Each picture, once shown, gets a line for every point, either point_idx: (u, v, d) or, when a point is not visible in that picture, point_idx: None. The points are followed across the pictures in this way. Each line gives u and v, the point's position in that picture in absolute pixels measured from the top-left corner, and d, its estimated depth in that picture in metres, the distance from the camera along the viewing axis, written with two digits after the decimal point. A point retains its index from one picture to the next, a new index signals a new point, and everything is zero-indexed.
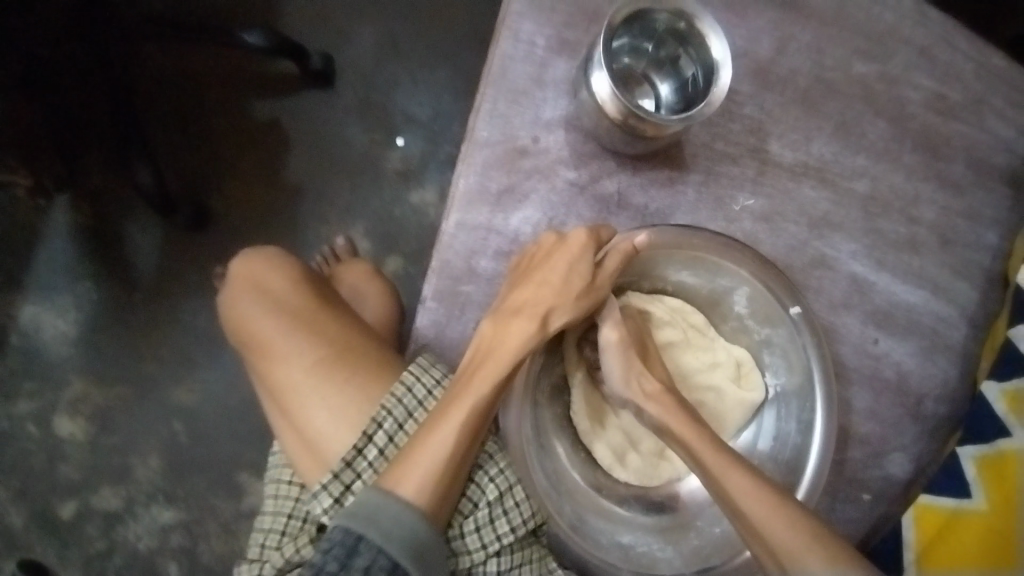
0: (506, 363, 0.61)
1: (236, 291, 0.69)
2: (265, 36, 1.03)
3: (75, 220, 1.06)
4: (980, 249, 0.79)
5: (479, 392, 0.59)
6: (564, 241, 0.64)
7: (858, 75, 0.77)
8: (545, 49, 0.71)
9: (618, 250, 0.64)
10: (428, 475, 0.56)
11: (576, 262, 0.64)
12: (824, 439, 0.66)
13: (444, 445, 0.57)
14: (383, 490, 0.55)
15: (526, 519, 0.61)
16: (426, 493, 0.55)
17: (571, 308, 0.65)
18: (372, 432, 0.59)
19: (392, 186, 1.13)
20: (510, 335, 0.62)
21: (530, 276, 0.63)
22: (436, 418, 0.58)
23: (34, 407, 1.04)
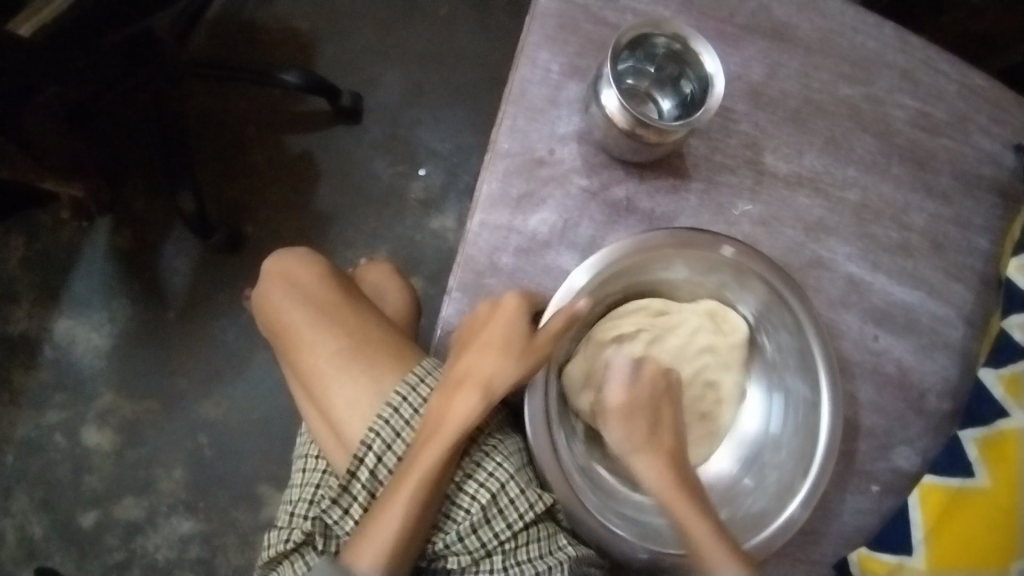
0: (453, 435, 0.63)
1: (269, 286, 0.76)
2: (301, 76, 1.13)
3: (113, 241, 1.13)
4: (970, 254, 0.85)
5: (428, 463, 0.62)
6: (500, 309, 0.67)
7: (845, 96, 0.85)
8: (559, 73, 0.79)
9: (552, 317, 0.66)
10: (382, 549, 0.61)
11: (509, 334, 0.66)
12: (830, 432, 0.69)
13: (395, 522, 0.61)
14: (344, 563, 0.61)
15: (525, 510, 0.65)
16: (382, 564, 0.61)
17: (516, 368, 0.66)
18: (363, 455, 0.65)
19: (414, 212, 1.20)
20: (456, 407, 0.64)
21: (472, 348, 0.67)
22: (390, 492, 0.62)
23: (63, 417, 1.08)
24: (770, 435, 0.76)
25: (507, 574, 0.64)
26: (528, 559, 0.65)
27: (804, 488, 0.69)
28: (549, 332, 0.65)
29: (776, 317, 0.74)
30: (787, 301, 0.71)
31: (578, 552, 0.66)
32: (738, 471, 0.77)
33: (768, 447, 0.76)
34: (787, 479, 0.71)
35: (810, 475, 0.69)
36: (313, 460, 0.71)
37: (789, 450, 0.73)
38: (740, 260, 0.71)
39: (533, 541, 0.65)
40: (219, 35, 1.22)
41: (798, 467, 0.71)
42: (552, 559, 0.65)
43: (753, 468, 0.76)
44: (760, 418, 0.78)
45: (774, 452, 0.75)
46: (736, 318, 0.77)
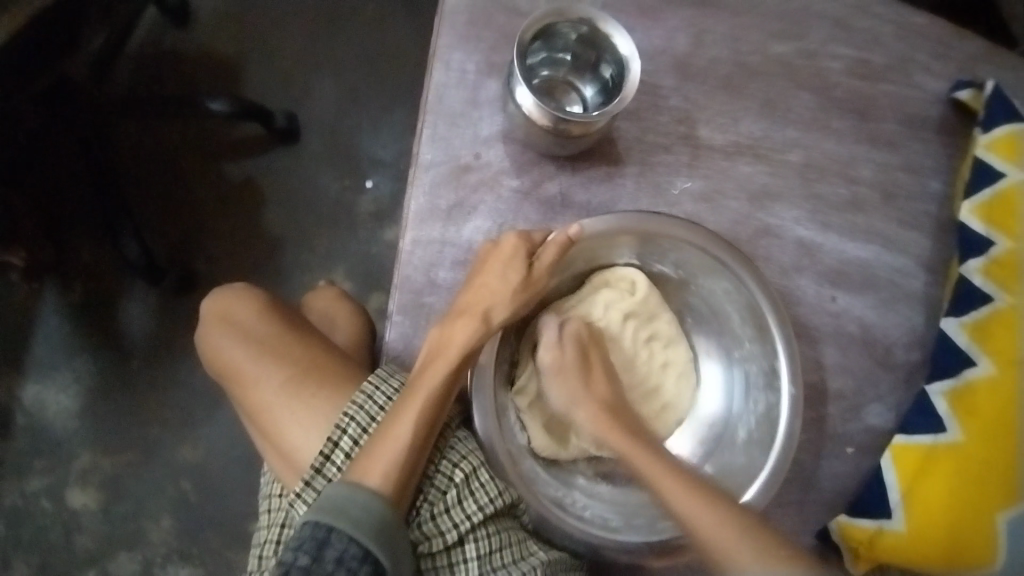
0: (457, 360, 0.64)
1: (210, 328, 0.72)
2: (229, 102, 1.10)
3: (65, 301, 1.11)
4: (919, 200, 0.83)
5: (434, 384, 0.62)
6: (501, 246, 0.67)
7: (775, 56, 0.82)
8: (475, 74, 0.76)
9: (554, 243, 0.67)
10: (393, 468, 0.59)
11: (510, 263, 0.67)
12: (790, 387, 0.67)
13: (401, 442, 0.59)
14: (350, 482, 0.58)
15: (494, 498, 0.63)
16: (392, 483, 0.58)
17: (513, 300, 0.67)
18: (337, 438, 0.62)
19: (367, 226, 1.18)
20: (457, 336, 0.65)
21: (474, 282, 0.67)
22: (393, 417, 0.61)
23: (46, 482, 1.08)
24: (732, 413, 0.74)
25: None
26: (500, 564, 0.62)
27: (768, 460, 0.67)
28: (546, 262, 0.67)
29: (721, 284, 0.72)
30: (722, 261, 0.70)
31: (549, 556, 0.66)
32: (702, 453, 0.74)
33: (734, 424, 0.73)
34: (754, 453, 0.69)
35: (777, 446, 0.66)
36: (277, 497, 0.67)
37: (756, 414, 0.71)
38: (631, 225, 0.67)
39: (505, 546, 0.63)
40: (142, 71, 1.19)
41: (766, 425, 0.69)
42: (525, 564, 0.64)
43: (720, 442, 0.74)
44: (722, 398, 0.76)
45: (740, 423, 0.73)
46: (623, 268, 0.74)
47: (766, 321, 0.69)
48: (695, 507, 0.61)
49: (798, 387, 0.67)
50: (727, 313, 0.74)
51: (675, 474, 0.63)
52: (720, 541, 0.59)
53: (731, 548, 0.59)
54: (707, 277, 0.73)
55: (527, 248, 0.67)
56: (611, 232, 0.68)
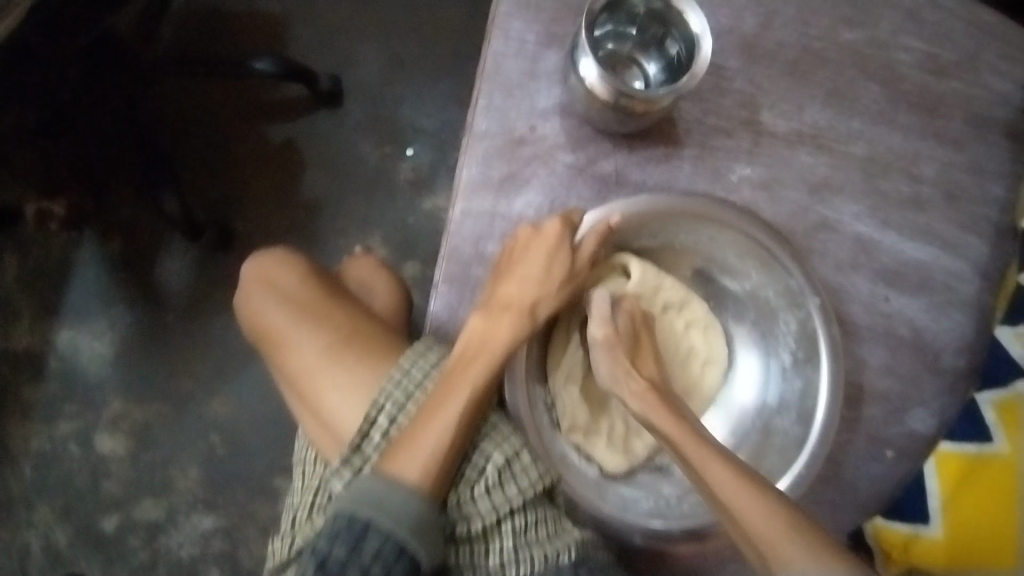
0: (499, 355, 0.63)
1: (251, 290, 0.71)
2: (274, 63, 1.09)
3: (102, 252, 1.12)
4: (980, 204, 0.80)
5: (473, 381, 0.61)
6: (542, 232, 0.66)
7: (845, 43, 0.79)
8: (536, 44, 0.74)
9: (595, 231, 0.66)
10: (428, 463, 0.58)
11: (555, 251, 0.66)
12: (830, 390, 0.68)
13: (440, 436, 0.59)
14: (383, 475, 0.57)
15: (535, 481, 0.61)
16: (428, 478, 0.57)
17: (558, 295, 0.67)
18: (374, 417, 0.62)
19: (406, 194, 1.17)
20: (501, 329, 0.64)
21: (515, 270, 0.66)
22: (431, 408, 0.60)
23: (75, 426, 1.09)
24: (766, 407, 0.73)
25: (518, 554, 0.59)
26: (536, 539, 0.60)
27: (800, 459, 0.67)
28: (587, 250, 0.67)
29: (762, 277, 0.72)
30: (779, 257, 0.69)
31: (583, 535, 0.63)
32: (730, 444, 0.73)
33: (769, 419, 0.72)
34: (778, 461, 0.69)
35: (810, 443, 0.67)
36: (311, 464, 0.67)
37: (789, 414, 0.71)
38: (661, 209, 0.67)
39: (541, 521, 0.61)
40: (189, 26, 1.18)
41: (801, 420, 0.69)
42: (560, 540, 0.61)
43: (748, 438, 0.73)
44: (756, 391, 0.75)
45: (779, 415, 0.72)
46: (617, 254, 0.71)
47: (806, 305, 0.69)
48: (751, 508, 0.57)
49: (840, 388, 0.67)
50: (772, 309, 0.73)
51: (728, 470, 0.59)
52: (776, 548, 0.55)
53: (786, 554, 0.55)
54: (755, 268, 0.72)
55: (571, 235, 0.67)
56: (660, 214, 0.67)
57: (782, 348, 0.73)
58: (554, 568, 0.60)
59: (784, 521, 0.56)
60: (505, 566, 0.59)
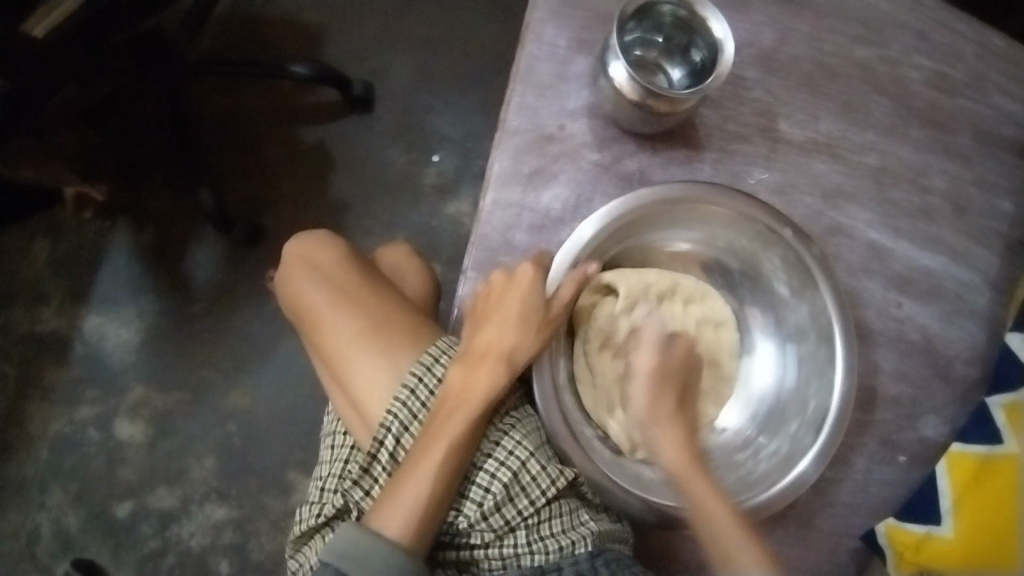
0: (476, 407, 0.63)
1: (292, 269, 0.73)
2: (311, 67, 1.14)
3: (133, 241, 1.15)
4: (990, 217, 0.83)
5: (454, 432, 0.62)
6: (516, 279, 0.67)
7: (860, 60, 0.83)
8: (566, 49, 0.79)
9: (570, 281, 0.67)
10: (410, 515, 0.59)
11: (528, 298, 0.67)
12: (846, 371, 0.70)
13: (421, 489, 0.60)
14: (367, 527, 0.59)
15: (551, 481, 0.64)
16: (409, 531, 0.59)
17: (535, 340, 0.67)
18: (382, 437, 0.64)
19: (429, 199, 1.21)
20: (479, 378, 0.64)
21: (490, 319, 0.67)
22: (414, 458, 0.61)
23: (95, 412, 1.11)
24: (785, 390, 0.76)
25: (532, 548, 0.63)
26: (550, 534, 0.63)
27: (819, 438, 0.70)
28: (562, 300, 0.68)
29: (776, 263, 0.76)
30: (796, 245, 0.72)
31: (599, 527, 0.65)
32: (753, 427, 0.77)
33: (788, 403, 0.76)
34: (775, 465, 0.71)
35: (828, 423, 0.69)
36: (342, 436, 0.69)
37: (807, 399, 0.74)
38: (674, 195, 0.70)
39: (555, 515, 0.64)
40: (231, 31, 1.23)
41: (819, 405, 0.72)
42: (575, 533, 0.64)
43: (767, 420, 0.76)
44: (773, 373, 0.78)
45: (796, 401, 0.75)
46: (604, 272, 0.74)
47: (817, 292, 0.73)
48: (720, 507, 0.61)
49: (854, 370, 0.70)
50: (783, 298, 0.78)
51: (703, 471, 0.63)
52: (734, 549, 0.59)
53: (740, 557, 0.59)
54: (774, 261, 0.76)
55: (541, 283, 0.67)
56: (678, 201, 0.71)
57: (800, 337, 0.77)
58: (571, 559, 0.63)
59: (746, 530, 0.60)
60: (523, 555, 0.63)
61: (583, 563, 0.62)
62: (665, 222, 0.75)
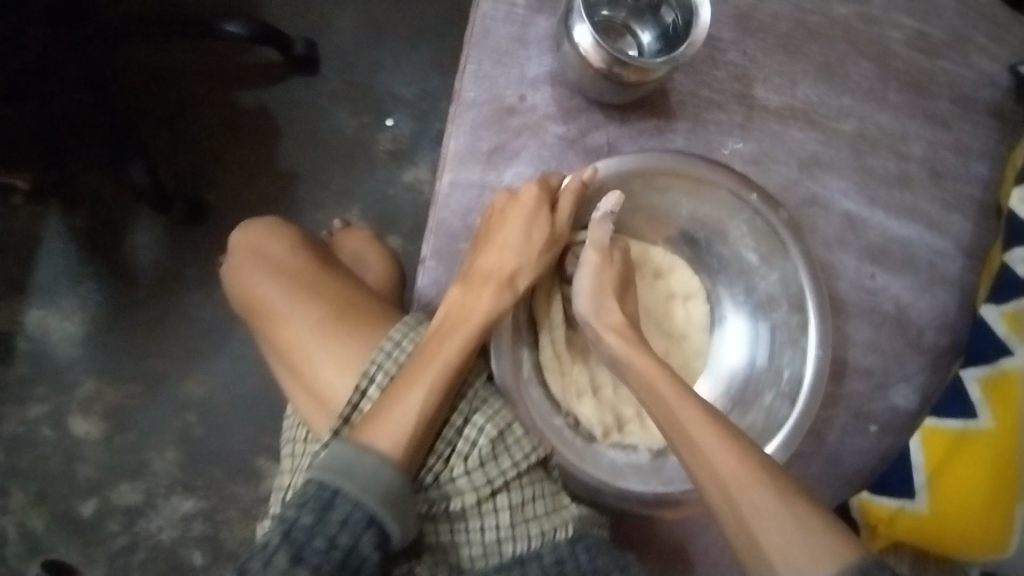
0: (476, 327, 0.61)
1: (239, 260, 0.68)
2: (245, 26, 1.04)
3: (71, 225, 1.07)
4: (966, 182, 0.80)
5: (453, 350, 0.59)
6: (519, 197, 0.65)
7: (839, 17, 0.78)
8: (525, 9, 0.71)
9: (570, 190, 0.65)
10: (403, 434, 0.55)
11: (534, 216, 0.65)
12: (819, 338, 0.67)
13: (414, 408, 0.56)
14: (357, 443, 0.54)
15: (528, 454, 0.61)
16: (403, 447, 0.55)
17: (537, 264, 0.66)
18: (365, 387, 0.59)
19: (385, 167, 1.13)
20: (481, 301, 0.62)
21: (493, 241, 0.64)
22: (407, 380, 0.57)
23: (47, 409, 1.05)
24: (757, 370, 0.71)
25: (513, 529, 0.59)
26: (533, 515, 0.60)
27: (789, 420, 0.66)
28: (564, 217, 0.66)
29: (749, 228, 0.70)
30: (774, 219, 0.67)
31: (580, 511, 0.63)
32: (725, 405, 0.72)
33: (758, 384, 0.71)
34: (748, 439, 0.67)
35: (802, 400, 0.66)
36: (302, 441, 0.65)
37: (781, 379, 0.69)
38: (664, 165, 0.65)
39: (537, 495, 0.61)
40: None
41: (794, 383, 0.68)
42: (558, 516, 0.61)
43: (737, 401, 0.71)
44: (745, 352, 0.73)
45: (769, 374, 0.71)
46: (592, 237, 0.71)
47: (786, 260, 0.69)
48: (709, 432, 0.56)
49: (827, 337, 0.66)
50: (751, 274, 0.73)
51: (691, 401, 0.58)
52: (736, 477, 0.54)
53: (746, 484, 0.53)
54: (752, 238, 0.71)
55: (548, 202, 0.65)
56: (664, 170, 0.66)
57: (772, 314, 0.72)
58: (551, 545, 0.60)
59: (754, 467, 0.54)
60: (503, 540, 0.59)
61: (563, 549, 0.60)
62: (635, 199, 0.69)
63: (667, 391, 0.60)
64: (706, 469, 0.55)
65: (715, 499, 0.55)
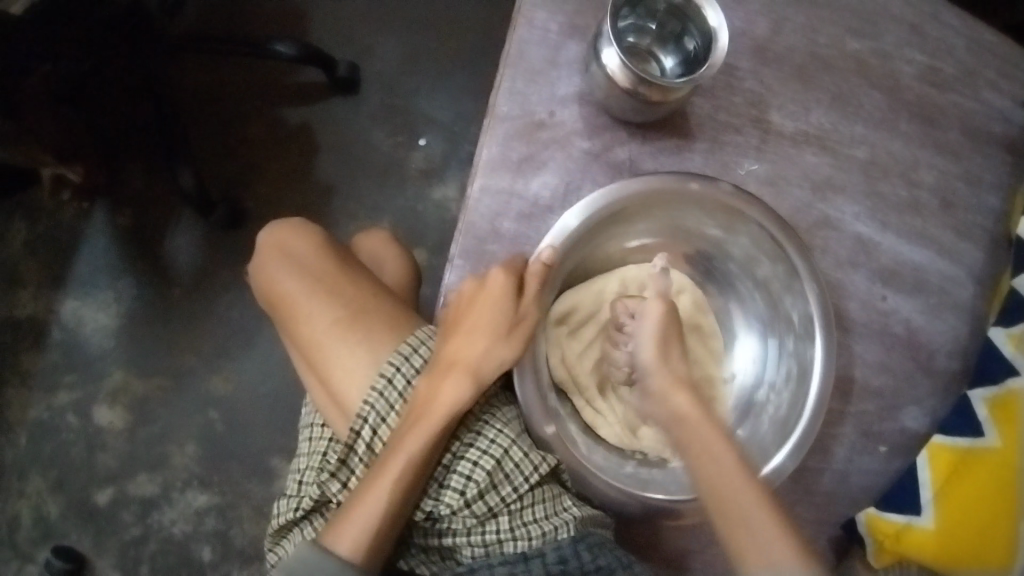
0: (438, 421, 0.62)
1: (267, 259, 0.72)
2: (295, 47, 1.12)
3: (112, 223, 1.13)
4: (977, 212, 0.84)
5: (416, 445, 0.61)
6: (486, 286, 0.66)
7: (853, 53, 0.83)
8: (558, 33, 0.77)
9: (533, 278, 0.66)
10: (365, 530, 0.59)
11: (497, 308, 0.65)
12: (826, 361, 0.70)
13: (377, 507, 0.59)
14: (320, 545, 0.59)
15: (538, 466, 0.63)
16: (360, 552, 0.59)
17: (508, 347, 0.65)
18: (359, 429, 0.64)
19: (415, 183, 1.19)
20: (445, 390, 0.63)
21: (459, 330, 0.66)
22: (373, 476, 0.61)
23: (74, 398, 1.09)
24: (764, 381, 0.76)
25: (514, 533, 0.62)
26: (534, 519, 0.63)
27: (796, 427, 0.69)
28: (530, 299, 0.66)
29: (767, 261, 0.75)
30: (789, 243, 0.71)
31: (582, 513, 0.64)
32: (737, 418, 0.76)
33: (763, 397, 0.76)
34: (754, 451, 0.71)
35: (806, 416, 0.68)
36: (319, 428, 0.69)
37: (781, 391, 0.74)
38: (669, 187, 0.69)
39: (538, 502, 0.64)
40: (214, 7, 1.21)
41: (794, 400, 0.71)
42: (558, 518, 0.63)
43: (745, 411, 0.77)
44: (755, 366, 0.78)
45: (777, 388, 0.74)
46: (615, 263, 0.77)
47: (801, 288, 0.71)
48: (736, 478, 0.57)
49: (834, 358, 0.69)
50: (774, 290, 0.76)
51: (726, 446, 0.59)
52: (761, 543, 0.55)
53: (770, 549, 0.54)
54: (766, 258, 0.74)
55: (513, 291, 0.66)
56: (670, 194, 0.70)
57: (789, 332, 0.75)
58: (554, 544, 0.62)
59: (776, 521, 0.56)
60: (504, 541, 0.62)
61: (566, 548, 0.62)
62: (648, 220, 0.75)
63: (707, 439, 0.59)
64: (731, 525, 0.57)
65: (738, 559, 0.56)
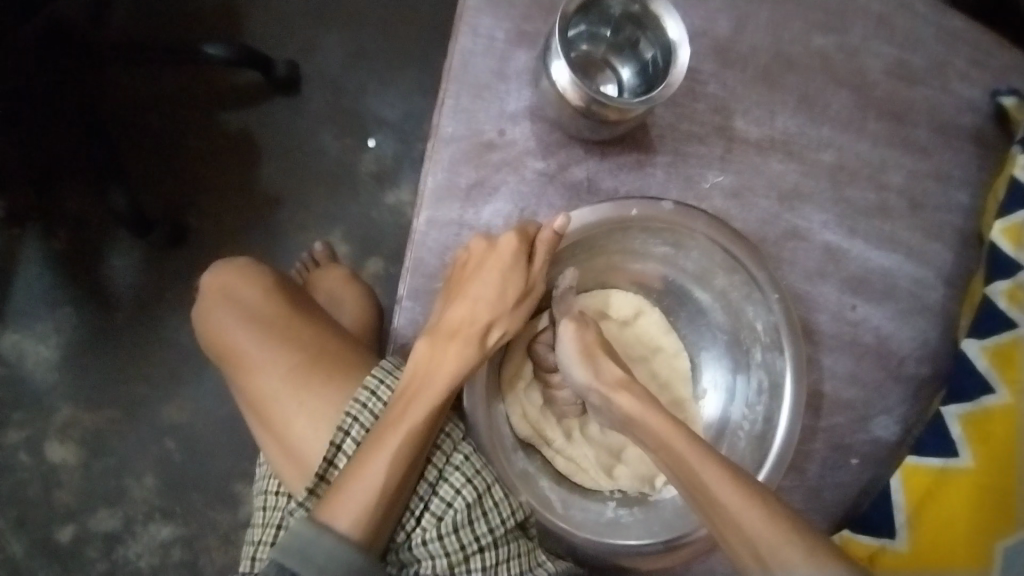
0: (444, 388, 0.58)
1: (209, 303, 0.67)
2: (227, 49, 1.03)
3: (49, 248, 1.06)
4: (947, 211, 0.80)
5: (420, 416, 0.56)
6: (496, 247, 0.62)
7: (819, 49, 0.77)
8: (504, 42, 0.71)
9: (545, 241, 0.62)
10: (365, 509, 0.53)
11: (508, 272, 0.62)
12: (793, 395, 0.65)
13: (378, 480, 0.54)
14: (317, 521, 0.53)
15: (508, 517, 0.59)
16: (362, 525, 0.53)
17: (511, 315, 0.63)
18: (340, 441, 0.58)
19: (369, 188, 1.12)
20: (448, 359, 0.59)
21: (466, 291, 0.61)
22: (371, 449, 0.55)
23: (24, 436, 1.04)
24: (731, 414, 0.71)
25: None
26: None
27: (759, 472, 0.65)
28: (540, 267, 0.63)
29: (728, 279, 0.69)
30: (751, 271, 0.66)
31: (556, 568, 0.61)
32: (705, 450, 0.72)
33: (731, 430, 0.70)
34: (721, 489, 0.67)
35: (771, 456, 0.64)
36: (273, 494, 0.64)
37: (753, 421, 0.68)
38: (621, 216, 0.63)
39: (512, 557, 0.59)
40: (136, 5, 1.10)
41: (760, 437, 0.67)
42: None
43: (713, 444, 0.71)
44: (721, 395, 0.73)
45: (746, 422, 0.69)
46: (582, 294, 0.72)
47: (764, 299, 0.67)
48: (728, 488, 0.55)
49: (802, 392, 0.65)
50: (739, 305, 0.70)
51: (713, 457, 0.57)
52: (766, 540, 0.53)
53: (779, 546, 0.52)
54: (722, 277, 0.69)
55: (527, 252, 0.63)
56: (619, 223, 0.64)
57: (753, 359, 0.70)
58: None
59: (783, 525, 0.54)
60: None
61: None
62: (600, 247, 0.69)
63: (677, 442, 0.58)
64: (735, 530, 0.54)
65: (748, 561, 0.54)
